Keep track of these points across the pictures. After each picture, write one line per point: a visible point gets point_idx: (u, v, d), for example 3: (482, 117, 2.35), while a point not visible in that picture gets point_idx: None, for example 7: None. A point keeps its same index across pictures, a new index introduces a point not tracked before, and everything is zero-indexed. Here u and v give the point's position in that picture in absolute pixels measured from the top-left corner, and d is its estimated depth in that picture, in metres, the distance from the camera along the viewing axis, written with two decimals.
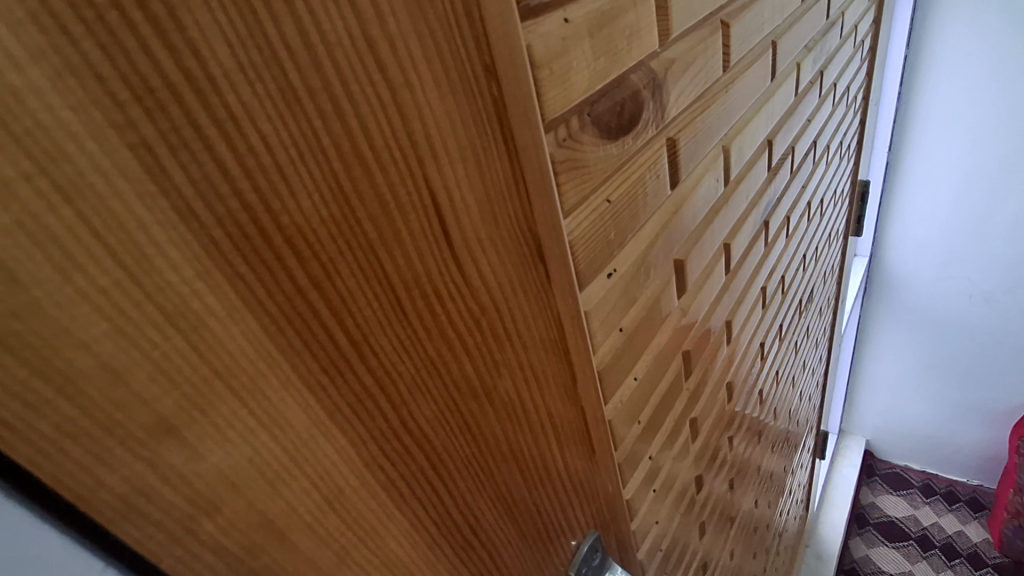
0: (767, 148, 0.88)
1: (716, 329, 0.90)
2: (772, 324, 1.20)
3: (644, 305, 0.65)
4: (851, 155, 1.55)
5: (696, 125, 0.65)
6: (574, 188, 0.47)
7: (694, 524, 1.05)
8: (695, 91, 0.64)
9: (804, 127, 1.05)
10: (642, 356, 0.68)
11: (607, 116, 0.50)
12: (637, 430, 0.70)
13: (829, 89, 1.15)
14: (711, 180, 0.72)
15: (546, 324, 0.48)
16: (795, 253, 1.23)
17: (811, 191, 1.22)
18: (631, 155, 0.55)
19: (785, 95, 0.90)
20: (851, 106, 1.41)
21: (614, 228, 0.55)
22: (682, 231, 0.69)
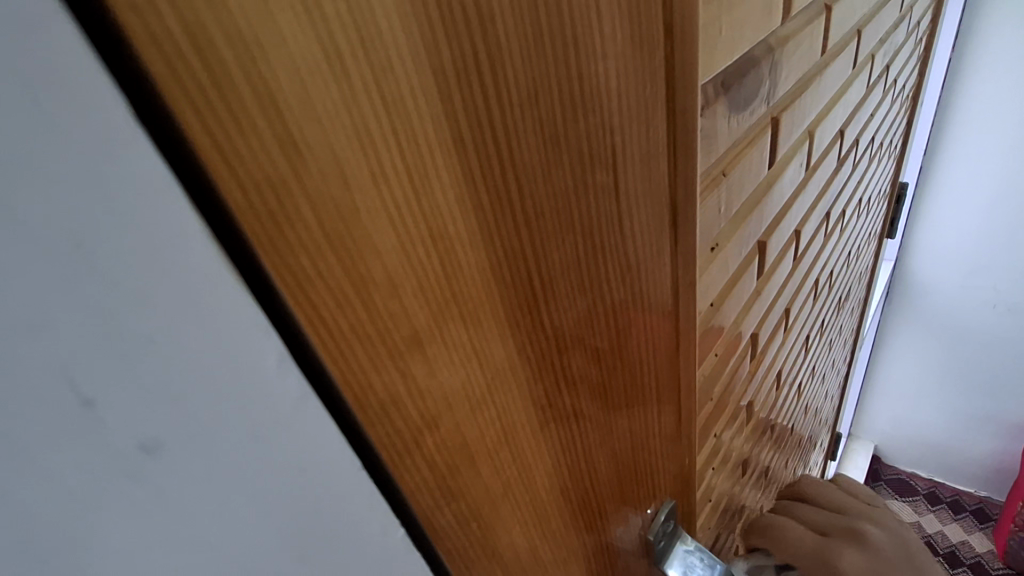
0: (839, 138, 0.90)
1: (780, 315, 0.92)
2: (816, 317, 1.23)
3: (733, 282, 0.67)
4: (893, 158, 1.57)
5: (795, 107, 0.67)
6: (703, 155, 0.49)
7: (734, 506, 1.08)
8: (797, 73, 0.65)
9: (866, 121, 1.06)
10: (724, 333, 0.70)
11: (737, 88, 0.51)
12: (710, 402, 0.73)
13: (888, 86, 1.17)
14: (797, 164, 0.74)
15: (668, 287, 0.50)
16: (840, 248, 1.25)
17: (861, 187, 1.24)
18: (745, 130, 0.57)
19: (859, 87, 0.92)
20: (899, 108, 1.43)
21: (726, 200, 0.57)
22: (769, 213, 0.71)
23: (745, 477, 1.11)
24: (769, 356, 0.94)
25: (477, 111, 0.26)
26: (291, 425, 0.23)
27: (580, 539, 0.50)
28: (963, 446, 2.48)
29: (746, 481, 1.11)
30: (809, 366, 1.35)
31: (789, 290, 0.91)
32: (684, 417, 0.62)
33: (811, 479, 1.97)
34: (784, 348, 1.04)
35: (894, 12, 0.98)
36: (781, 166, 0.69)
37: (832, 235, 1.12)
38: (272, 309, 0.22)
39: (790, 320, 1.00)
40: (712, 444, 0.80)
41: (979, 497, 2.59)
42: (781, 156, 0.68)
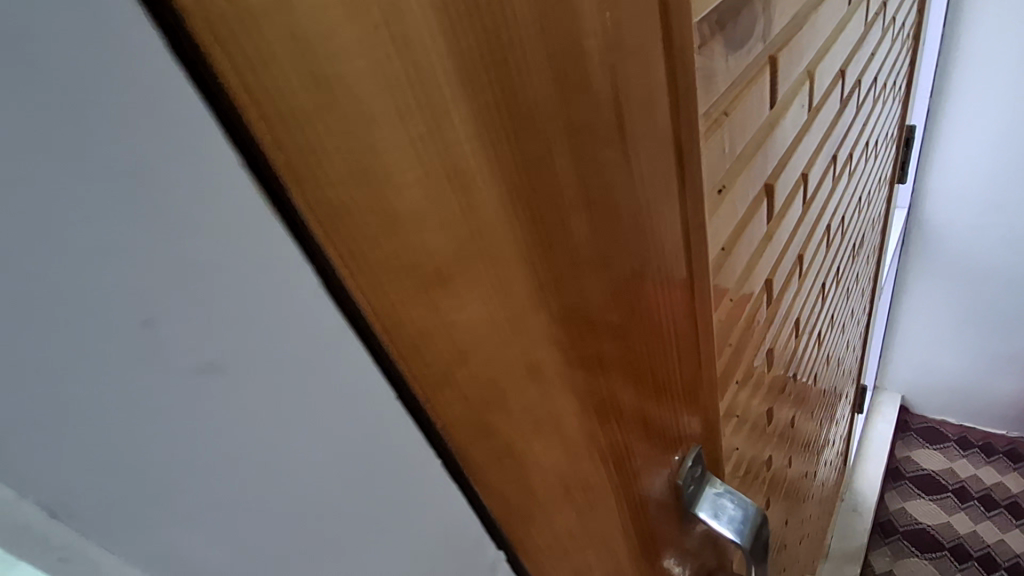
0: (840, 76, 0.89)
1: (794, 260, 0.92)
2: (831, 263, 1.22)
3: (743, 225, 0.67)
4: (897, 99, 1.55)
5: (792, 44, 0.67)
6: (703, 94, 0.50)
7: (760, 456, 1.09)
8: (791, 9, 0.65)
9: (867, 59, 1.05)
10: (738, 276, 0.70)
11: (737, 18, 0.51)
12: (728, 347, 0.74)
13: (888, 22, 1.16)
14: (799, 104, 0.74)
15: (677, 235, 0.50)
16: (851, 192, 1.24)
17: (868, 128, 1.23)
18: (743, 69, 0.57)
19: (857, 23, 0.91)
20: (901, 45, 1.40)
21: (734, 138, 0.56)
22: (775, 154, 0.71)
23: (769, 428, 1.11)
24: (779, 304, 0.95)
25: (478, 44, 0.27)
26: (328, 360, 0.25)
27: (610, 483, 0.51)
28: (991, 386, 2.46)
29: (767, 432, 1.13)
30: (823, 314, 1.35)
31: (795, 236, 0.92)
32: (702, 361, 0.63)
33: (837, 432, 1.97)
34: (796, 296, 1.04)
35: None
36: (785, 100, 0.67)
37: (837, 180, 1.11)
38: (302, 241, 0.23)
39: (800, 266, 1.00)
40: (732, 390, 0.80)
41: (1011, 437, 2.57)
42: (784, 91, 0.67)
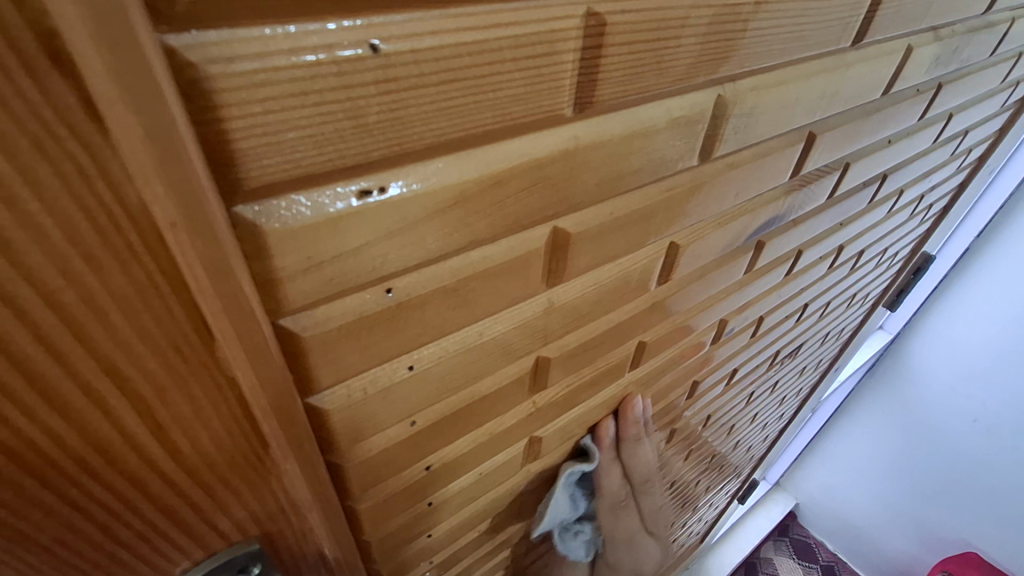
0: (931, 94, 0.53)
1: (774, 307, 0.64)
2: (802, 332, 0.85)
3: (742, 256, 0.47)
4: (926, 221, 1.00)
5: (795, 97, 0.35)
6: (757, 53, 0.29)
7: (669, 480, 0.92)
8: (825, 58, 0.35)
9: (949, 125, 0.65)
10: (718, 313, 0.52)
11: (839, 114, 0.42)
12: (682, 380, 0.58)
13: (947, 141, 0.69)
14: (871, 80, 0.41)
15: (516, 310, 0.29)
16: (878, 252, 0.85)
17: (921, 193, 0.78)
18: (795, 46, 0.32)
19: (976, 55, 0.55)
20: (959, 167, 0.86)
21: (762, 235, 0.47)
22: (773, 177, 0.40)
23: (705, 458, 1.03)
24: (739, 407, 0.93)
25: None
26: None
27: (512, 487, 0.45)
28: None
29: (675, 502, 1.09)
30: (775, 418, 1.32)
31: (789, 356, 0.91)
32: (645, 398, 0.54)
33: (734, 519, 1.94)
34: (758, 401, 1.01)
35: (915, 103, 0.51)
36: (841, 223, 0.61)
37: (857, 310, 1.11)
38: None
39: (777, 383, 1.01)
40: (642, 477, 0.77)
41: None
42: (831, 117, 0.41)
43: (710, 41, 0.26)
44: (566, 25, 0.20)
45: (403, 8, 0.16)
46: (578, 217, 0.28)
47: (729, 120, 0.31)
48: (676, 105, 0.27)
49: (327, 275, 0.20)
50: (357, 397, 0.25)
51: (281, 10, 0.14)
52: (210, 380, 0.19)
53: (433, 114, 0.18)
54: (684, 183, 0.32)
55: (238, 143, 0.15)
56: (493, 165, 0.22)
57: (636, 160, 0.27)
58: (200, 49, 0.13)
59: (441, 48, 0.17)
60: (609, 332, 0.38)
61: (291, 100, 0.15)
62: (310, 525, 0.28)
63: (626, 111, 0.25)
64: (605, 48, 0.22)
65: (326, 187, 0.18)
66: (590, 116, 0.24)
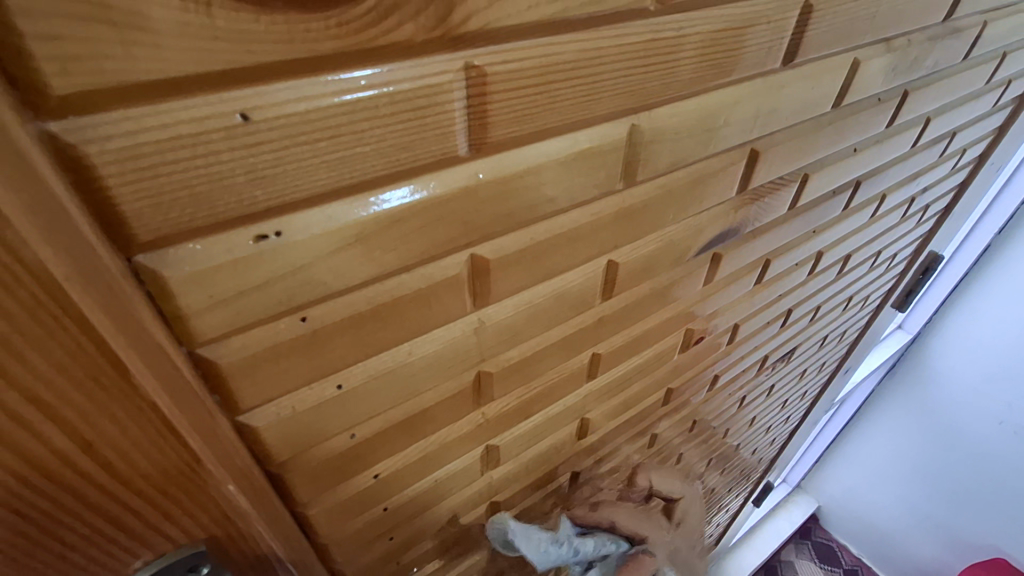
0: (897, 102, 0.53)
1: (750, 314, 0.65)
2: (792, 337, 0.85)
3: (698, 268, 0.48)
4: (928, 222, 0.98)
5: (724, 119, 0.36)
6: (671, 84, 0.31)
7: (662, 483, 0.93)
8: (754, 81, 0.36)
9: (929, 130, 0.65)
10: (684, 322, 0.54)
11: (784, 130, 0.43)
12: (655, 386, 0.59)
13: (930, 144, 0.69)
14: (815, 97, 0.42)
15: (445, 330, 0.31)
16: (871, 255, 0.85)
17: (910, 196, 0.78)
18: (716, 73, 0.33)
19: (945, 61, 0.55)
20: (954, 168, 0.85)
21: (719, 248, 0.48)
22: (718, 193, 0.42)
23: (701, 461, 1.03)
24: (733, 411, 0.93)
25: None
26: None
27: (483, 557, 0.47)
28: (918, 565, 2.19)
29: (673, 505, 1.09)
30: (781, 421, 1.30)
31: (782, 360, 0.91)
32: (614, 406, 0.55)
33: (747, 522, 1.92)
34: (754, 405, 1.01)
35: (879, 113, 0.52)
36: (813, 231, 0.61)
37: (860, 312, 1.09)
38: None
39: (773, 387, 1.00)
40: (629, 481, 0.78)
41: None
42: (775, 134, 0.42)
43: (613, 78, 0.27)
44: (449, 76, 0.22)
45: (273, 79, 0.18)
46: (497, 242, 0.29)
47: (649, 148, 0.33)
48: (584, 137, 0.29)
49: (233, 308, 0.22)
50: (288, 414, 0.28)
51: (149, 88, 0.16)
52: (134, 402, 0.21)
53: (324, 164, 0.21)
54: (612, 207, 0.34)
55: (124, 207, 0.17)
56: (388, 203, 0.23)
57: (551, 188, 0.29)
58: (74, 132, 0.16)
59: (315, 110, 0.19)
60: (556, 345, 0.40)
61: (172, 166, 0.18)
62: (257, 532, 0.30)
63: (528, 146, 0.27)
64: (491, 94, 0.23)
65: (219, 234, 0.20)
66: (490, 153, 0.25)
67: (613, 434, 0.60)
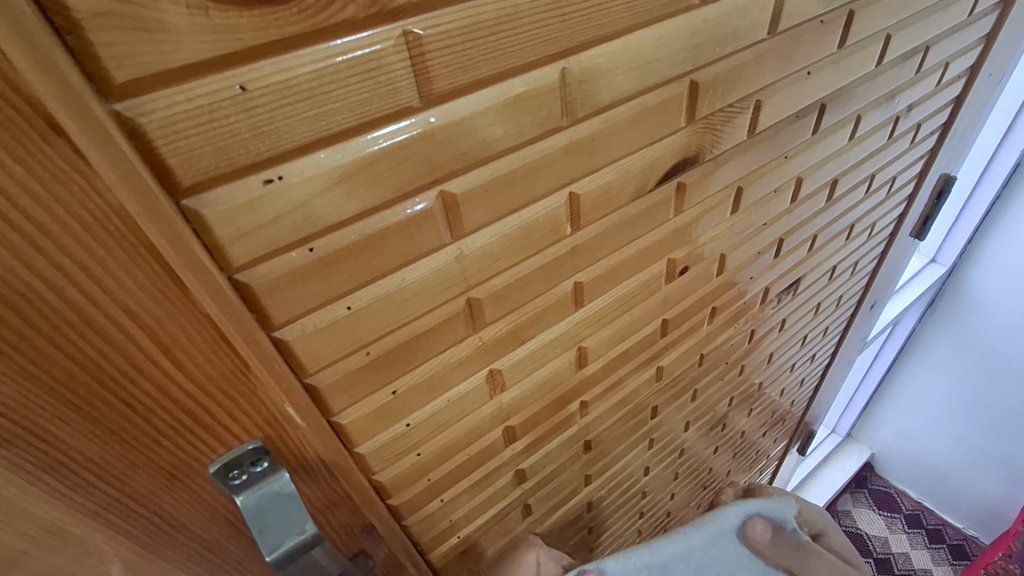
0: (843, 23, 0.56)
1: (735, 244, 0.70)
2: (794, 267, 0.89)
3: (665, 200, 0.53)
4: (927, 142, 0.99)
5: (653, 55, 0.41)
6: (588, 29, 0.36)
7: (684, 421, 0.99)
8: (675, 17, 0.41)
9: (894, 48, 0.67)
10: (664, 250, 0.59)
11: (722, 59, 0.47)
12: (648, 316, 0.65)
13: (901, 60, 0.71)
14: (744, 25, 0.46)
15: (429, 258, 0.38)
16: (864, 180, 0.87)
17: (891, 118, 0.80)
18: (633, 15, 0.38)
19: None
20: (942, 83, 0.86)
21: (682, 177, 0.53)
22: (666, 124, 0.47)
23: (723, 399, 1.07)
24: (745, 346, 0.97)
25: None
26: None
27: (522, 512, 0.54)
28: (982, 503, 2.13)
29: (700, 445, 1.14)
30: (806, 360, 1.33)
31: (787, 292, 0.94)
32: (610, 335, 0.61)
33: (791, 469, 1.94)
34: (768, 341, 1.04)
35: (827, 33, 0.55)
36: (784, 156, 0.65)
37: (872, 242, 1.11)
38: None
39: (786, 321, 1.04)
40: (647, 416, 0.84)
41: (966, 535, 2.27)
42: (714, 64, 0.47)
43: (534, 30, 0.34)
44: (391, 43, 0.29)
45: (259, 58, 0.25)
46: (458, 178, 0.36)
47: (582, 87, 0.38)
48: (518, 83, 0.35)
49: (255, 238, 0.30)
50: (311, 330, 0.35)
51: (174, 72, 0.24)
52: (194, 313, 0.29)
53: (309, 120, 0.28)
54: (559, 143, 0.40)
55: (168, 160, 0.25)
56: (359, 146, 0.30)
57: (497, 128, 0.36)
58: (129, 109, 0.23)
59: (291, 78, 0.26)
60: (534, 274, 0.46)
61: (196, 128, 0.25)
62: (301, 434, 0.38)
63: (469, 93, 0.33)
64: (430, 53, 0.30)
65: (238, 179, 0.28)
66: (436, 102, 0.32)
67: (615, 364, 0.66)
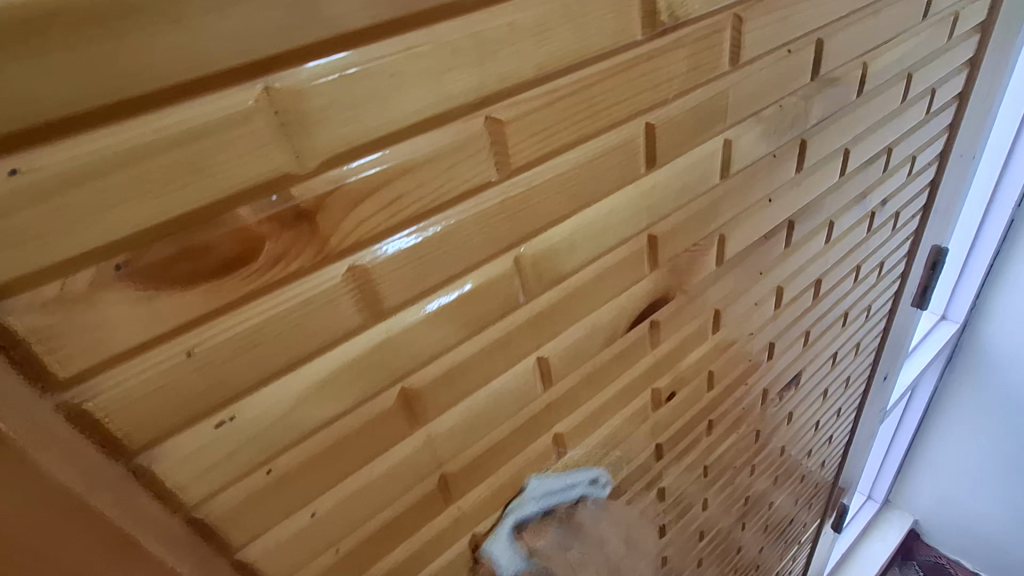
0: (798, 152, 0.59)
1: (723, 358, 0.69)
2: (792, 362, 0.87)
3: (640, 339, 0.54)
4: (910, 224, 1.00)
5: (605, 225, 0.43)
6: (536, 220, 0.38)
7: (699, 529, 0.94)
8: (623, 190, 0.43)
9: (856, 158, 0.69)
10: (648, 382, 0.59)
11: (678, 211, 0.49)
12: (640, 444, 0.63)
13: (866, 166, 0.73)
14: (695, 178, 0.48)
15: (397, 449, 0.38)
16: (850, 271, 0.87)
17: (867, 215, 0.81)
18: (580, 199, 0.40)
19: (838, 103, 0.60)
20: (914, 172, 0.88)
21: (654, 315, 0.54)
22: (629, 277, 0.48)
23: (738, 499, 1.03)
24: (753, 445, 0.94)
25: None
26: None
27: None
28: None
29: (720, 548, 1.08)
30: (822, 441, 1.28)
31: (788, 387, 0.92)
32: (602, 471, 0.60)
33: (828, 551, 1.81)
34: (777, 434, 1.01)
35: (782, 164, 0.58)
36: (760, 273, 0.66)
37: (872, 321, 1.09)
38: None
39: (793, 413, 1.01)
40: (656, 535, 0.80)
41: None
42: (670, 216, 0.49)
43: (480, 235, 0.36)
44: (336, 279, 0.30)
45: (208, 321, 0.26)
46: (419, 373, 0.37)
47: (536, 268, 0.40)
48: (470, 281, 0.37)
49: (211, 476, 0.30)
50: (276, 544, 0.35)
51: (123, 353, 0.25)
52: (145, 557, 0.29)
53: (261, 361, 0.29)
54: (519, 318, 0.41)
55: (118, 429, 0.26)
56: (313, 370, 0.31)
57: (454, 323, 0.37)
58: (77, 395, 0.24)
59: (241, 331, 0.28)
60: (510, 436, 0.46)
61: (146, 395, 0.26)
62: None
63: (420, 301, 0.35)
64: (376, 279, 0.32)
65: (190, 428, 0.28)
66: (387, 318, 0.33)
67: (612, 496, 0.64)
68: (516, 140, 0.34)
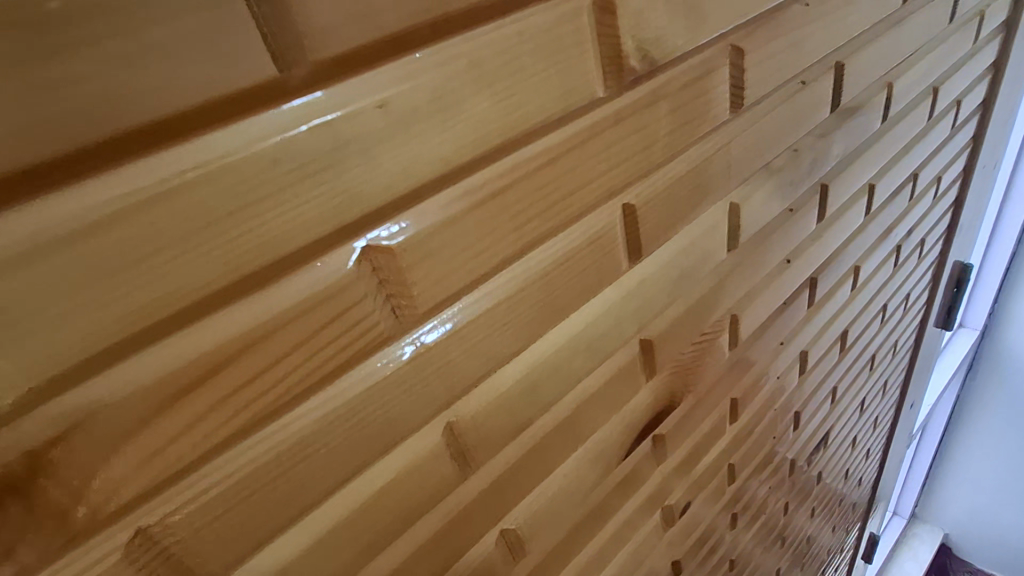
0: (817, 200, 0.47)
1: (744, 446, 0.57)
2: (820, 424, 0.75)
3: (641, 463, 0.42)
4: (935, 246, 0.88)
5: (579, 347, 0.31)
6: (473, 369, 0.26)
7: None
8: (599, 297, 0.31)
9: (881, 192, 0.58)
10: (656, 505, 0.46)
11: (676, 303, 0.37)
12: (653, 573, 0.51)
13: (891, 198, 0.61)
14: (695, 259, 0.36)
15: None
16: (877, 312, 0.75)
17: (893, 249, 0.70)
18: (538, 324, 0.28)
19: (861, 134, 0.48)
20: (939, 192, 0.76)
21: (658, 430, 0.41)
22: (620, 399, 0.36)
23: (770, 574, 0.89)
24: (783, 518, 0.81)
25: None
26: None
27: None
28: None
29: None
30: (853, 486, 1.15)
31: (817, 448, 0.79)
32: None
33: None
34: (807, 497, 0.88)
35: (802, 217, 0.46)
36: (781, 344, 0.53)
37: (899, 355, 0.97)
38: None
39: (823, 471, 0.88)
40: None
41: None
42: (666, 312, 0.37)
43: (383, 413, 0.23)
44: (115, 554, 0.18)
45: None
46: None
47: (482, 428, 0.28)
48: (376, 475, 0.24)
49: None
50: None
51: None
52: None
53: None
54: (465, 495, 0.29)
55: None
56: None
57: (360, 538, 0.25)
58: None
59: None
60: None
61: None
62: None
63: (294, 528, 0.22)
64: (197, 529, 0.20)
65: None
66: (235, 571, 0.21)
67: None
68: (421, 271, 0.22)
